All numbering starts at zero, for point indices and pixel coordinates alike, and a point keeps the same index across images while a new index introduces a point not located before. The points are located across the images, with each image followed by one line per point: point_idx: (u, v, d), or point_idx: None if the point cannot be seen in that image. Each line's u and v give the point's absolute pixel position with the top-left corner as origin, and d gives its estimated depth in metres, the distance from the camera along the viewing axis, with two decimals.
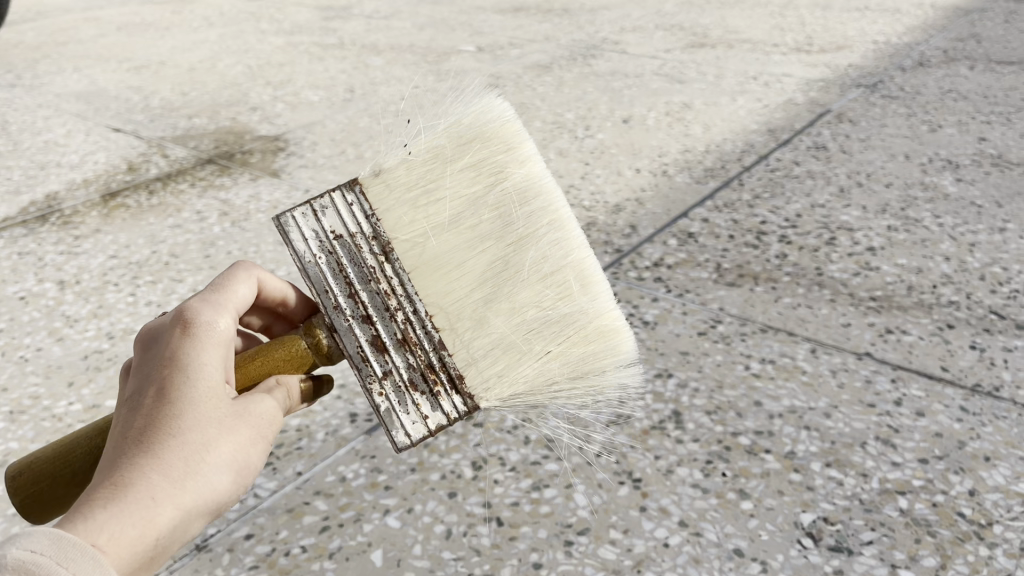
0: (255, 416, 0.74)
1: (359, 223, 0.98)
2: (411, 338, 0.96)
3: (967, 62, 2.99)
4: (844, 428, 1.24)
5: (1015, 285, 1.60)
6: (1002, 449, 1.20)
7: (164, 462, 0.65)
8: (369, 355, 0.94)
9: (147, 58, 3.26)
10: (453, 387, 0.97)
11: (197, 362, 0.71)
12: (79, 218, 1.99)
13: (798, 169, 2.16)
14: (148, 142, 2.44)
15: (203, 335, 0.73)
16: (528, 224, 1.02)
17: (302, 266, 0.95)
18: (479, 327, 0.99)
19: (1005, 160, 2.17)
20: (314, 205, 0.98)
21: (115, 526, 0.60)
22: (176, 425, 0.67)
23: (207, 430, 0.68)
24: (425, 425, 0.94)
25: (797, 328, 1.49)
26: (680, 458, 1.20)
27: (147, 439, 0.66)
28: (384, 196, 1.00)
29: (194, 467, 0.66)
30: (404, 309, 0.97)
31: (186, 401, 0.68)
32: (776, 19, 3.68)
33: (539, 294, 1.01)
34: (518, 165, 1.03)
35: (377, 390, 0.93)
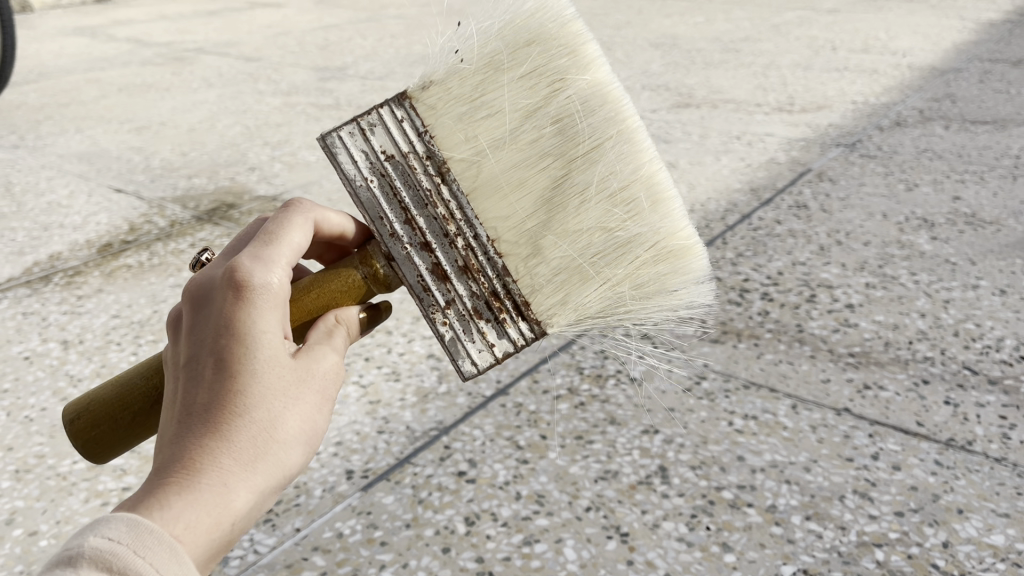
0: (319, 377, 0.71)
1: (411, 141, 0.95)
2: (473, 266, 0.94)
3: (942, 121, 3.10)
4: (823, 483, 1.29)
5: (988, 341, 1.67)
6: (975, 501, 1.25)
7: (231, 446, 0.63)
8: (429, 284, 0.93)
9: (148, 119, 3.35)
10: (519, 315, 0.96)
11: (256, 331, 0.67)
12: (82, 278, 2.04)
13: (780, 228, 2.23)
14: (150, 203, 2.51)
15: (260, 296, 0.69)
16: (594, 138, 0.97)
17: (354, 191, 0.95)
18: (543, 246, 0.97)
19: (978, 219, 2.25)
20: (362, 123, 0.95)
21: (187, 522, 0.59)
22: (241, 401, 0.65)
23: (271, 406, 0.66)
24: (492, 353, 0.94)
25: (779, 384, 1.55)
26: (666, 513, 1.24)
27: (211, 418, 0.64)
28: (435, 111, 0.96)
29: (265, 444, 0.65)
30: (464, 234, 0.94)
31: (248, 377, 0.66)
32: (759, 79, 3.80)
33: (606, 215, 0.98)
34: (585, 70, 0.97)
35: (440, 319, 0.93)
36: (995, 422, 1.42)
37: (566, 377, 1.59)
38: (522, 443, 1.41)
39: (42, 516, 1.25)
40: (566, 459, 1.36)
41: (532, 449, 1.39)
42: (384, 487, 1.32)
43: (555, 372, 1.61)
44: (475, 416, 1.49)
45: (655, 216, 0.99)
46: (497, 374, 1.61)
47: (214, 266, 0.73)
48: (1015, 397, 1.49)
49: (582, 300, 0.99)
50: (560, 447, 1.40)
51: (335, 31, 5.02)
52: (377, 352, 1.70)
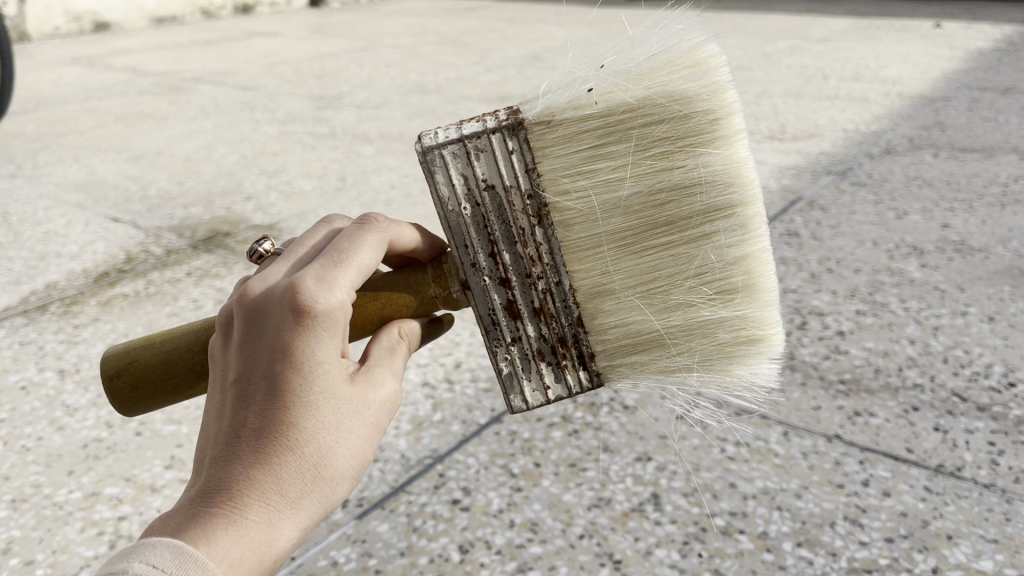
0: (368, 408, 0.79)
1: (514, 176, 0.98)
2: (547, 309, 1.02)
3: (932, 150, 3.14)
4: (815, 509, 1.30)
5: (977, 368, 1.69)
6: (964, 527, 1.26)
7: (280, 480, 0.72)
8: (501, 318, 1.02)
9: (145, 148, 3.38)
10: (580, 364, 1.05)
11: (313, 367, 0.74)
12: (78, 307, 2.06)
13: (771, 256, 2.25)
14: (146, 232, 2.53)
15: (322, 328, 0.75)
16: (709, 216, 1.00)
17: (446, 213, 0.98)
18: (618, 304, 1.03)
19: (967, 246, 2.28)
20: (469, 146, 0.96)
21: (236, 552, 0.68)
22: (293, 436, 0.73)
23: (321, 440, 0.74)
24: (544, 394, 1.05)
25: (771, 411, 1.56)
26: (658, 540, 1.25)
27: (262, 447, 0.72)
28: (548, 151, 0.98)
29: (311, 477, 0.73)
30: (546, 278, 1.01)
31: (301, 411, 0.73)
32: (751, 107, 3.85)
33: (697, 294, 1.02)
34: (721, 147, 0.99)
35: (502, 354, 1.03)
36: (983, 448, 1.44)
37: (560, 405, 1.60)
38: (516, 471, 1.42)
39: (38, 546, 1.26)
40: (560, 487, 1.37)
41: (526, 477, 1.40)
42: (378, 515, 1.32)
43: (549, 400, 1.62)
44: (469, 444, 1.50)
45: (744, 302, 1.02)
46: (492, 402, 1.63)
47: (284, 279, 0.79)
48: (1004, 423, 1.50)
49: (640, 361, 1.06)
50: (553, 475, 1.41)
51: (331, 60, 5.07)
52: None
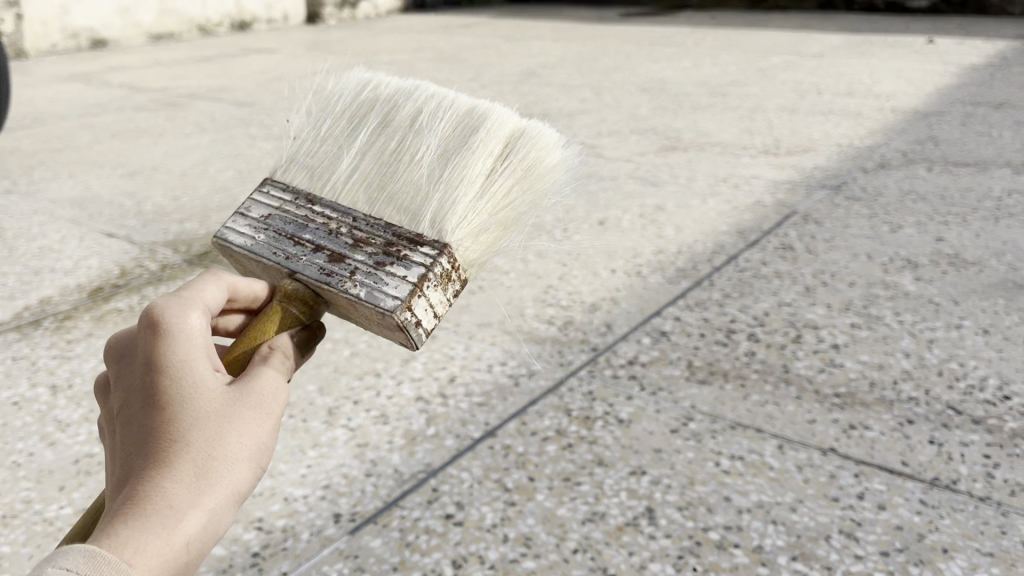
0: (255, 401, 0.83)
1: (279, 199, 1.39)
2: (361, 241, 1.29)
3: (925, 164, 3.15)
4: (810, 523, 1.30)
5: (972, 381, 1.68)
6: (960, 541, 1.25)
7: (170, 472, 0.75)
8: (331, 269, 1.25)
9: (141, 164, 3.38)
10: (416, 249, 1.27)
11: (178, 370, 0.81)
12: (71, 322, 2.05)
13: (766, 269, 2.25)
14: (141, 247, 2.53)
15: (176, 338, 0.83)
16: (414, 119, 1.45)
17: (253, 247, 1.32)
18: (409, 194, 1.35)
19: (961, 259, 2.28)
20: (240, 210, 1.39)
21: (138, 540, 0.70)
22: (174, 433, 0.77)
23: (205, 430, 0.78)
24: (405, 285, 1.21)
25: (766, 425, 1.55)
26: (653, 554, 1.25)
27: (149, 453, 0.76)
28: (292, 179, 1.43)
29: (205, 467, 0.77)
30: (345, 227, 1.32)
31: (177, 410, 0.78)
32: (746, 122, 3.86)
33: (447, 152, 1.40)
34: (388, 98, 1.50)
35: (351, 284, 1.23)
36: (979, 461, 1.44)
37: (554, 419, 1.60)
38: (510, 486, 1.41)
39: (28, 562, 1.25)
40: (554, 501, 1.37)
41: (520, 492, 1.40)
42: (371, 530, 1.32)
43: (543, 414, 1.61)
44: (463, 458, 1.49)
45: (483, 137, 1.41)
46: (486, 416, 1.62)
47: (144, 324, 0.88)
48: (998, 435, 1.50)
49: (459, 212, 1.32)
50: (547, 489, 1.40)
51: (327, 76, 5.08)
52: (366, 394, 1.70)
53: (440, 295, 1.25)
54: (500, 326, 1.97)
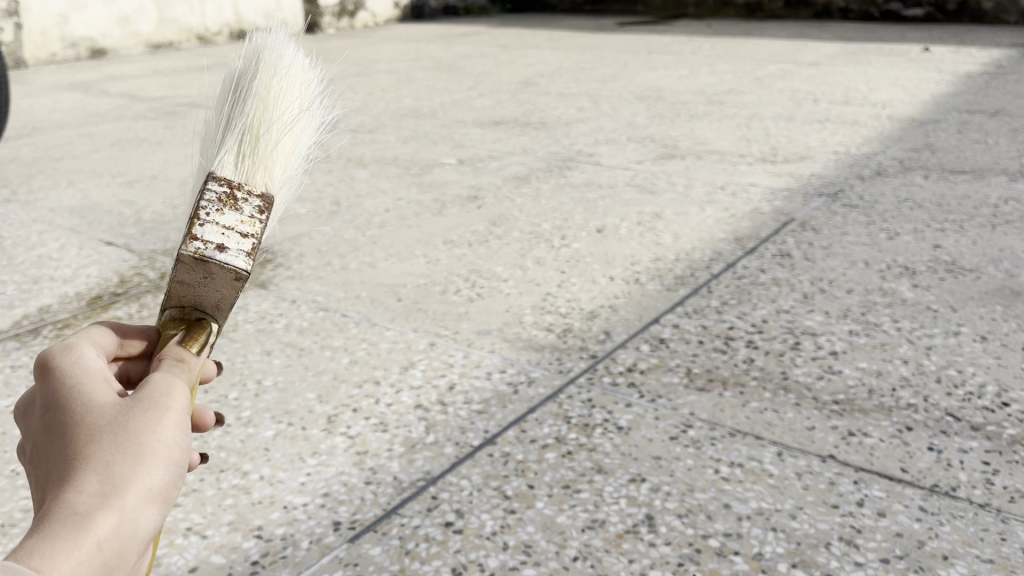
0: (157, 389, 0.66)
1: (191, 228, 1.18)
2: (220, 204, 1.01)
3: (922, 172, 3.16)
4: (809, 530, 1.30)
5: (970, 388, 1.68)
6: (960, 548, 1.26)
7: (72, 481, 0.59)
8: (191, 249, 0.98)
9: (140, 172, 3.38)
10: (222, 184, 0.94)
11: (67, 385, 0.66)
12: (71, 331, 2.05)
13: (764, 277, 2.26)
14: (140, 255, 2.53)
15: (62, 359, 0.68)
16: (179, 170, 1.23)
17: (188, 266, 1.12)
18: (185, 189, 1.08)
19: (959, 266, 2.29)
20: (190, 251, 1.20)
21: (45, 555, 0.56)
22: (72, 441, 0.62)
23: (104, 427, 0.62)
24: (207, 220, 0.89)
25: (765, 432, 1.56)
26: (653, 561, 1.25)
27: (52, 474, 0.61)
28: None
29: (104, 466, 0.60)
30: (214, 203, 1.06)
31: (71, 419, 0.63)
32: (743, 130, 3.87)
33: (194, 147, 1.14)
34: None
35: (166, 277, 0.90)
36: (978, 467, 1.44)
37: (554, 426, 1.60)
38: (509, 493, 1.41)
39: None
40: (554, 508, 1.37)
41: (520, 499, 1.40)
42: (371, 538, 1.31)
43: (542, 421, 1.61)
44: (462, 466, 1.49)
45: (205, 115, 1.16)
46: (485, 424, 1.62)
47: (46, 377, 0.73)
48: (997, 442, 1.50)
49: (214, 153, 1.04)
50: (547, 496, 1.40)
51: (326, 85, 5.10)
52: (365, 402, 1.70)
53: (241, 217, 0.87)
54: (499, 333, 1.97)
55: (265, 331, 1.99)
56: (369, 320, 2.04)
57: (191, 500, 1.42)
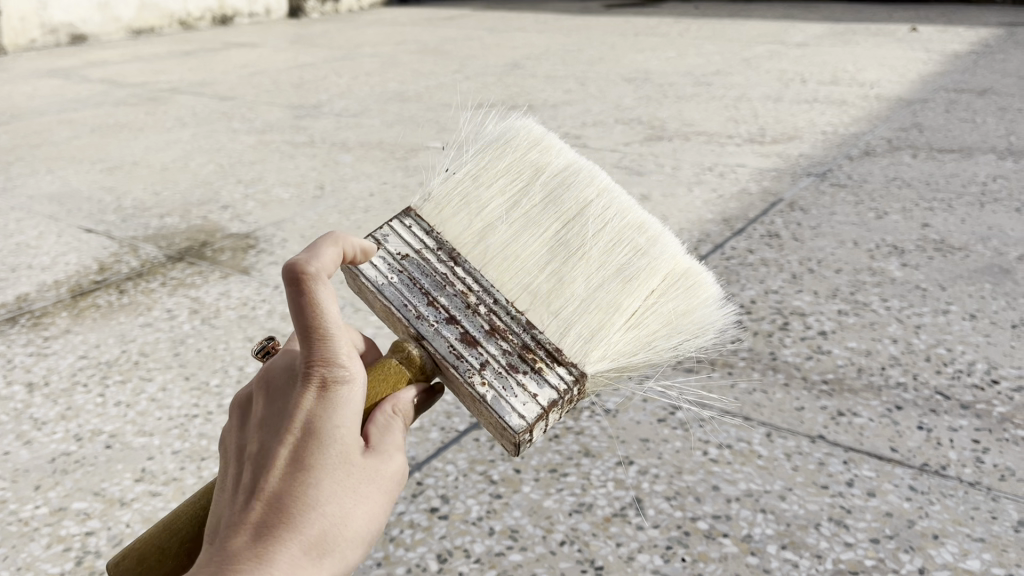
0: (385, 475, 0.87)
1: (420, 240, 1.26)
2: (498, 327, 1.17)
3: (910, 151, 3.14)
4: (799, 511, 1.28)
5: (959, 366, 1.67)
6: (950, 527, 1.24)
7: (302, 537, 0.79)
8: (461, 351, 1.13)
9: (121, 159, 3.33)
10: (553, 361, 1.16)
11: (331, 435, 0.84)
12: (49, 319, 2.01)
13: (752, 257, 2.24)
14: (120, 242, 2.48)
15: (340, 401, 0.85)
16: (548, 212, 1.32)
17: (377, 286, 1.20)
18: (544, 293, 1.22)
19: (947, 245, 2.27)
20: (377, 234, 1.26)
21: None
22: (314, 498, 0.81)
23: (344, 501, 0.83)
24: (535, 403, 1.10)
25: (753, 413, 1.54)
26: (640, 545, 1.23)
27: (288, 511, 0.80)
28: (435, 220, 1.30)
29: (333, 536, 0.81)
30: (484, 302, 1.20)
31: (322, 473, 0.82)
32: (731, 111, 3.85)
33: (564, 259, 1.26)
34: (551, 153, 1.37)
35: (479, 381, 1.11)
36: (968, 446, 1.43)
37: None
38: (496, 478, 1.39)
39: (3, 563, 1.23)
40: (540, 492, 1.35)
41: (506, 483, 1.38)
42: None
43: None
44: (448, 450, 1.47)
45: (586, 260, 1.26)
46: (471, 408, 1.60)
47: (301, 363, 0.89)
48: (987, 420, 1.49)
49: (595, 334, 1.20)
50: (533, 481, 1.38)
51: (310, 69, 5.04)
52: None
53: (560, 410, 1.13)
54: None
55: (248, 316, 1.96)
56: (353, 305, 2.02)
57: (171, 489, 1.37)
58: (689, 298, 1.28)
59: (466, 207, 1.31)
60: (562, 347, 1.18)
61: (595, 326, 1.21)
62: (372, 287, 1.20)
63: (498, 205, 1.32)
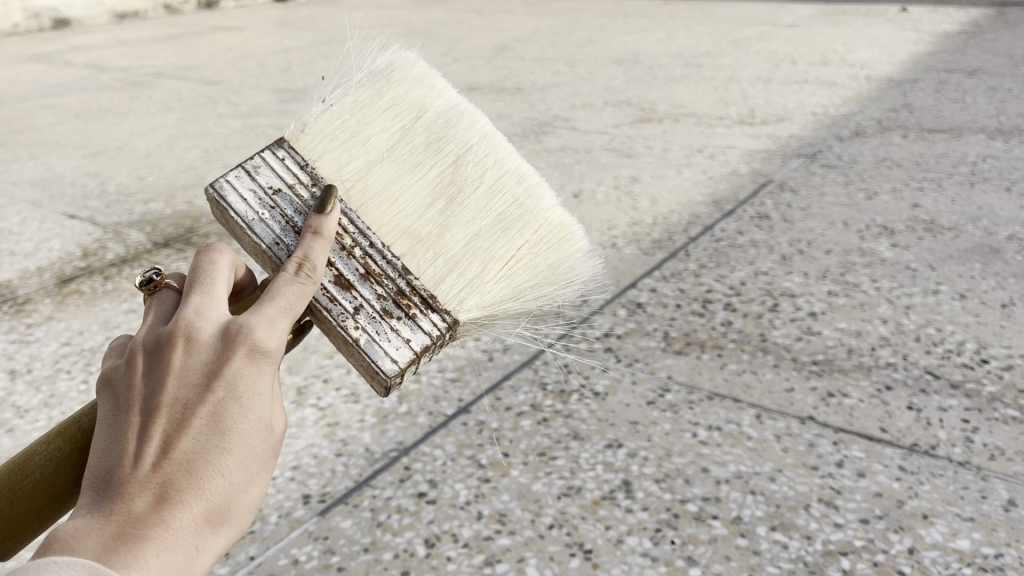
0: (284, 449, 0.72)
1: (294, 174, 1.04)
2: (374, 270, 0.98)
3: (900, 131, 3.13)
4: (789, 492, 1.28)
5: (948, 346, 1.67)
6: (939, 506, 1.24)
7: (207, 513, 0.63)
8: (335, 293, 0.93)
9: (105, 144, 3.29)
10: (428, 308, 0.99)
11: (254, 402, 0.67)
12: (31, 306, 1.99)
13: (741, 239, 2.22)
14: (104, 228, 2.46)
15: (267, 366, 0.68)
16: (429, 153, 1.12)
17: (247, 223, 0.98)
18: (422, 238, 1.05)
19: (937, 225, 2.26)
20: (246, 167, 1.03)
21: None
22: (225, 470, 0.64)
23: (253, 478, 0.66)
24: (410, 348, 0.94)
25: (743, 395, 1.53)
26: (630, 528, 1.22)
27: (195, 480, 0.63)
28: (307, 149, 1.07)
29: (233, 515, 0.65)
30: (359, 244, 1.00)
31: (238, 441, 0.66)
32: (720, 92, 3.83)
33: (445, 211, 1.09)
34: (434, 92, 1.17)
35: (352, 324, 0.93)
36: (957, 426, 1.42)
37: (529, 393, 1.57)
38: (484, 462, 1.38)
39: None
40: (528, 476, 1.34)
41: (494, 468, 1.37)
42: (342, 511, 1.28)
43: (517, 388, 1.58)
44: (436, 435, 1.46)
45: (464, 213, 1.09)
46: (459, 392, 1.59)
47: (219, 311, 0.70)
48: (977, 400, 1.49)
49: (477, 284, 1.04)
50: (522, 464, 1.37)
51: (297, 53, 5.00)
52: (337, 373, 1.68)
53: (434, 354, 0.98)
54: None
55: None
56: None
57: None
58: (567, 248, 1.14)
59: (343, 137, 1.09)
60: (437, 293, 1.01)
61: (475, 276, 1.04)
62: (240, 224, 0.98)
63: (375, 133, 1.11)
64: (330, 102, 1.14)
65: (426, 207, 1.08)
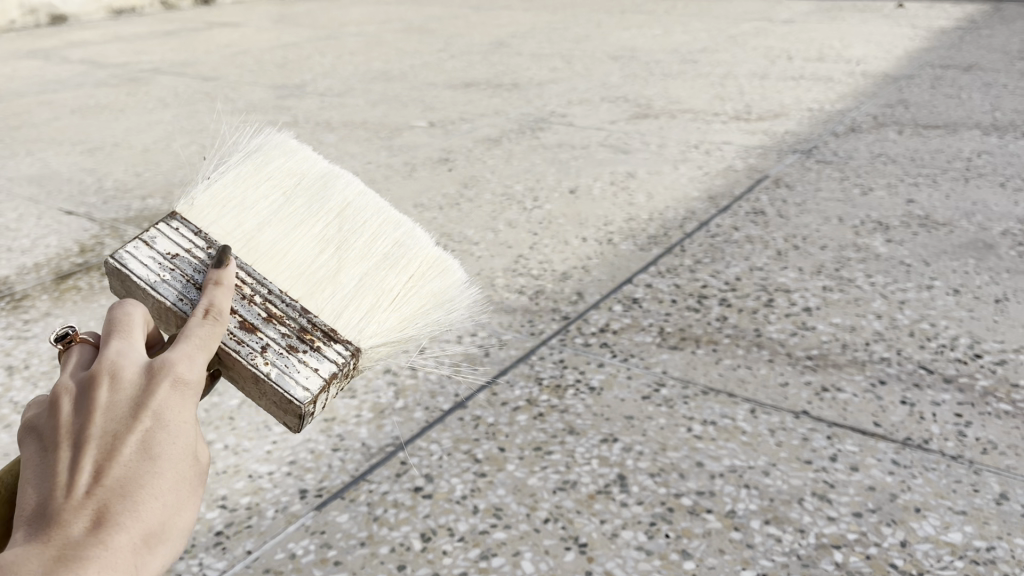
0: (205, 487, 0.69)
1: (190, 239, 1.04)
2: (275, 313, 0.99)
3: (896, 127, 3.14)
4: (783, 486, 1.28)
5: (942, 340, 1.68)
6: (932, 499, 1.25)
7: (147, 534, 0.60)
8: (240, 335, 0.94)
9: (101, 140, 3.29)
10: (330, 339, 1.01)
11: (182, 429, 0.65)
12: (29, 302, 1.99)
13: (737, 234, 2.23)
14: (102, 224, 2.46)
15: (189, 397, 0.67)
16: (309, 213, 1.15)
17: (150, 286, 0.99)
18: (315, 281, 1.06)
19: (932, 221, 2.27)
20: (143, 238, 1.04)
21: None
22: (163, 491, 0.62)
23: (185, 503, 0.64)
24: (318, 376, 0.96)
25: (738, 390, 1.54)
26: (624, 521, 1.22)
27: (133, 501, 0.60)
28: (199, 217, 1.07)
29: (169, 540, 0.62)
30: (258, 292, 1.01)
31: (172, 464, 0.63)
32: (716, 88, 3.83)
33: (333, 257, 1.11)
34: (305, 160, 1.22)
35: (261, 361, 0.94)
36: (950, 420, 1.43)
37: (525, 389, 1.57)
38: (480, 456, 1.39)
39: None
40: (524, 471, 1.35)
41: (490, 462, 1.37)
42: (338, 505, 1.29)
43: (513, 383, 1.59)
44: (433, 430, 1.47)
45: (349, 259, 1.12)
46: (455, 388, 1.60)
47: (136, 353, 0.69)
48: (970, 394, 1.50)
49: (373, 316, 1.06)
50: (518, 459, 1.38)
51: (293, 49, 5.00)
52: None
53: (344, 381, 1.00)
54: None
55: None
56: None
57: None
58: (450, 277, 1.19)
59: (227, 205, 1.11)
60: (338, 327, 1.03)
61: (368, 309, 1.06)
62: (143, 287, 0.99)
63: (256, 200, 1.13)
64: (209, 178, 1.16)
65: (313, 256, 1.10)
